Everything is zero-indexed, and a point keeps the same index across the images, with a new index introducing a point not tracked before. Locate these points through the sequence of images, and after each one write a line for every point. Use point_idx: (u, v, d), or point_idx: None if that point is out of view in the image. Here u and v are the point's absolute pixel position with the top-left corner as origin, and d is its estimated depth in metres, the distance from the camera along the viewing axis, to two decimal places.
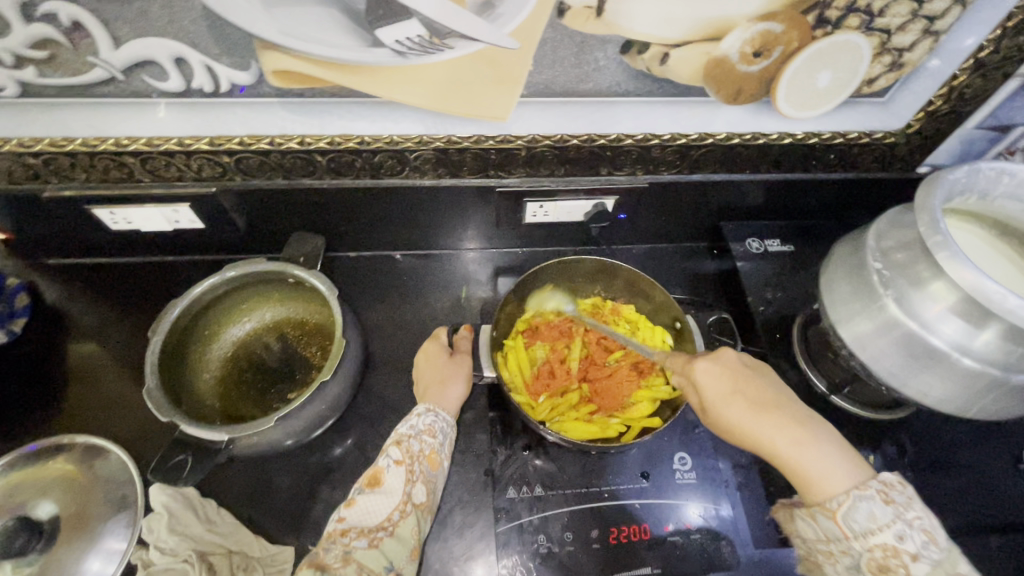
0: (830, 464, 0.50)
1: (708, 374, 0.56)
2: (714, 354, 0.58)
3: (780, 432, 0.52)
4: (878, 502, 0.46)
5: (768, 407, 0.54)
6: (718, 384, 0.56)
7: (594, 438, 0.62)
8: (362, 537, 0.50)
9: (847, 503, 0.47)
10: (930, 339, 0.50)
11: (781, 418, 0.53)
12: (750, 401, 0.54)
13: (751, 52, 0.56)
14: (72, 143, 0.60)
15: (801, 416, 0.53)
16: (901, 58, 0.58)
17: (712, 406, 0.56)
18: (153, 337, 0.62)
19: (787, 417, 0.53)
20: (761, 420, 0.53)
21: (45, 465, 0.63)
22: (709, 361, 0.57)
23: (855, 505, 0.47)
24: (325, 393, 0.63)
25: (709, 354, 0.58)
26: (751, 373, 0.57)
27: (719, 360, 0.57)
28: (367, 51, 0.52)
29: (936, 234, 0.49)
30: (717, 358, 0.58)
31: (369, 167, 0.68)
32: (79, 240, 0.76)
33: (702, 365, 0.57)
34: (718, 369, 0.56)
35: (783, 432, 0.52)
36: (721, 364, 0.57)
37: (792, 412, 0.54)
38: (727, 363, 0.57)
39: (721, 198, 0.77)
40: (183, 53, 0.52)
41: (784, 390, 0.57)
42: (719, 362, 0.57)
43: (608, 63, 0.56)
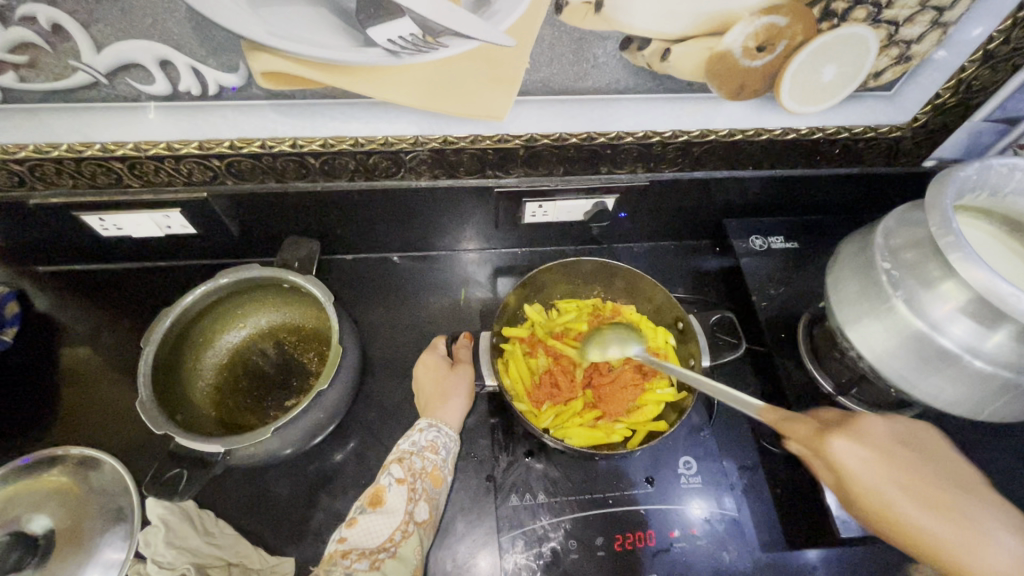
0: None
1: (858, 459, 0.44)
2: (857, 428, 0.46)
3: (970, 540, 0.41)
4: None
5: (947, 502, 0.42)
6: (876, 473, 0.43)
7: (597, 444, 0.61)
8: (363, 558, 0.49)
9: None
10: (940, 341, 0.48)
11: (965, 518, 0.41)
12: (921, 494, 0.43)
13: (755, 46, 0.54)
14: (57, 149, 0.59)
15: (990, 515, 0.42)
16: (908, 51, 0.57)
17: (874, 501, 0.43)
18: (144, 347, 0.60)
19: (975, 516, 0.42)
20: (946, 528, 0.41)
21: (38, 478, 0.62)
22: (855, 440, 0.45)
23: None
24: (323, 401, 0.62)
25: (854, 428, 0.46)
26: (912, 452, 0.45)
27: (868, 436, 0.45)
28: (359, 51, 0.51)
29: (948, 234, 0.47)
30: (867, 435, 0.45)
31: (364, 168, 0.66)
32: (69, 246, 0.74)
33: (850, 448, 0.44)
34: (872, 450, 0.44)
35: (974, 540, 0.40)
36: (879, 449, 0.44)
37: (977, 507, 0.42)
38: (877, 441, 0.45)
39: (723, 195, 0.76)
40: (168, 55, 0.50)
41: (952, 467, 0.45)
42: (870, 441, 0.45)
43: (608, 59, 0.55)
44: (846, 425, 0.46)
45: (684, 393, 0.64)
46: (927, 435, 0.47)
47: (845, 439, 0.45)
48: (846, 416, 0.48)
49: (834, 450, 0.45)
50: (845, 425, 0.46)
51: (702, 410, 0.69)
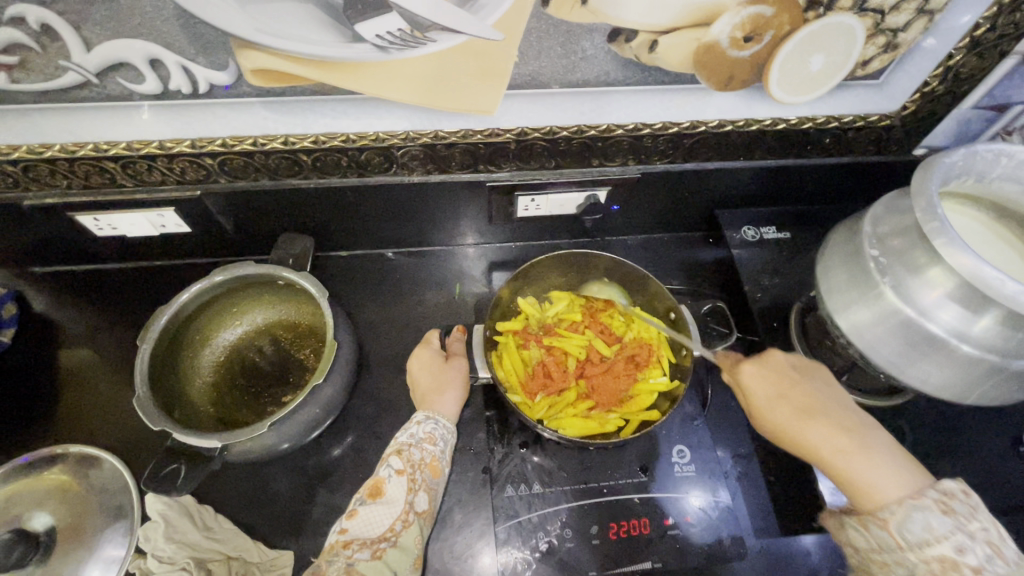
0: (885, 471, 0.48)
1: (755, 376, 0.58)
2: (764, 358, 0.59)
3: (837, 436, 0.51)
4: (935, 513, 0.43)
5: (822, 412, 0.54)
6: (765, 384, 0.57)
7: (593, 434, 0.62)
8: (365, 548, 0.49)
9: (897, 510, 0.45)
10: (928, 326, 0.49)
11: (832, 423, 0.53)
12: (800, 402, 0.55)
13: (742, 36, 0.55)
14: (50, 150, 0.59)
15: (865, 429, 0.52)
16: (895, 39, 0.57)
17: (759, 407, 0.57)
18: (141, 345, 0.60)
19: (840, 422, 0.53)
20: (814, 426, 0.53)
21: (39, 476, 0.63)
22: (757, 364, 0.58)
23: (910, 515, 0.44)
24: (319, 395, 0.62)
25: (763, 357, 0.59)
26: (804, 379, 0.57)
27: (772, 364, 0.58)
28: (348, 47, 0.51)
29: (933, 220, 0.48)
30: (770, 361, 0.59)
31: (356, 165, 0.67)
32: (65, 247, 0.75)
33: (751, 367, 0.58)
34: (768, 372, 0.58)
35: (832, 437, 0.51)
36: (769, 371, 0.58)
37: (853, 422, 0.53)
38: (776, 368, 0.58)
39: (715, 186, 0.76)
40: (158, 54, 0.50)
41: (842, 399, 0.56)
42: (769, 365, 0.58)
43: (596, 52, 0.55)
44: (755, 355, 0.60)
45: (678, 382, 0.64)
46: (830, 379, 0.58)
47: (749, 361, 0.59)
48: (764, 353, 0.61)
49: (740, 369, 0.58)
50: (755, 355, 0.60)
51: (696, 400, 0.70)
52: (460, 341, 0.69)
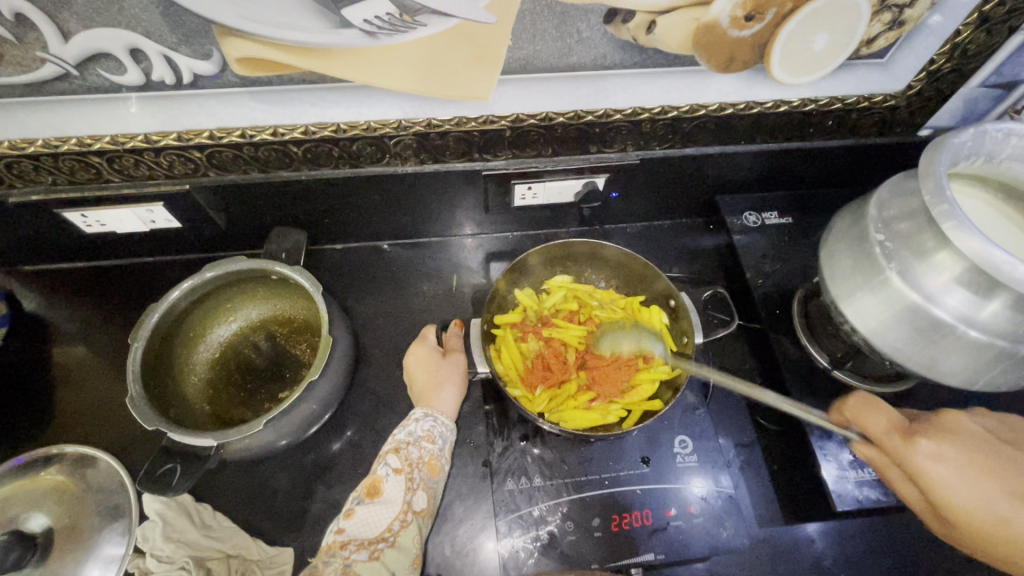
0: None
1: (944, 464, 0.47)
2: (936, 433, 0.48)
3: None
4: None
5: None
6: (966, 472, 0.46)
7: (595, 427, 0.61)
8: (362, 549, 0.49)
9: None
10: (935, 312, 0.48)
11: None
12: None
13: (743, 15, 0.53)
14: (32, 145, 0.57)
15: None
16: (901, 15, 0.55)
17: (976, 509, 0.45)
18: (133, 344, 0.59)
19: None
20: None
21: (35, 477, 0.62)
22: (939, 444, 0.47)
23: None
24: (316, 391, 0.62)
25: (932, 432, 0.49)
26: (999, 446, 0.48)
27: (954, 439, 0.48)
28: (335, 34, 0.49)
29: (941, 203, 0.46)
30: (948, 437, 0.48)
31: (348, 155, 0.65)
32: (53, 244, 0.73)
33: (937, 452, 0.47)
34: (961, 454, 0.47)
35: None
36: (958, 453, 0.47)
37: None
38: (965, 444, 0.48)
39: (716, 170, 0.74)
40: (138, 43, 0.48)
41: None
42: (953, 443, 0.47)
43: (592, 34, 0.53)
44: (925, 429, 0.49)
45: (680, 371, 0.64)
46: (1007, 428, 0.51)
47: (927, 444, 0.48)
48: (925, 420, 0.50)
49: (918, 457, 0.47)
50: (922, 430, 0.49)
51: (699, 390, 0.69)
52: (457, 337, 0.68)
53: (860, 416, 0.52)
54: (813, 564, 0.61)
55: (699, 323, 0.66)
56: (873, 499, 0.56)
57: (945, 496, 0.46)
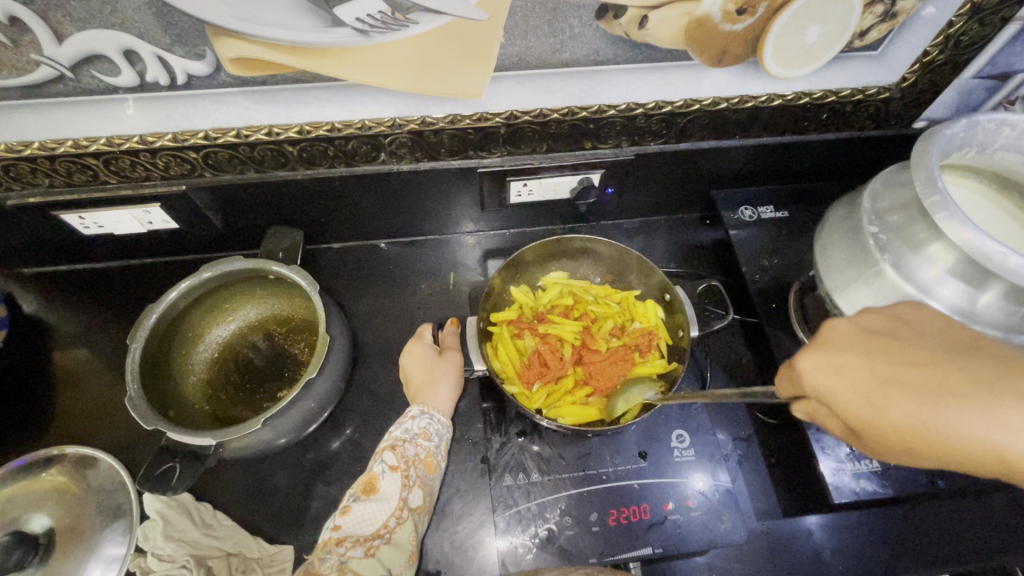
0: None
1: (828, 369, 0.42)
2: (820, 340, 0.44)
3: (1000, 418, 0.37)
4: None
5: (958, 379, 0.39)
6: (855, 374, 0.41)
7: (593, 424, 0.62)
8: (358, 546, 0.49)
9: None
10: (929, 303, 0.48)
11: (982, 388, 0.38)
12: (929, 378, 0.40)
13: (734, 10, 0.53)
14: (29, 148, 0.57)
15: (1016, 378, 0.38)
16: (893, 7, 0.55)
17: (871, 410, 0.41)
18: (132, 344, 0.59)
19: (982, 375, 0.39)
20: (959, 410, 0.38)
21: (37, 478, 0.62)
22: (820, 354, 0.43)
23: None
24: (315, 389, 0.62)
25: (821, 342, 0.44)
26: (896, 336, 0.43)
27: (844, 342, 0.43)
28: (328, 32, 0.49)
29: (934, 194, 0.46)
30: (838, 339, 0.43)
31: (343, 154, 0.65)
32: (52, 246, 0.73)
33: (819, 360, 0.43)
34: (846, 356, 0.42)
35: (988, 406, 0.37)
36: (842, 353, 0.43)
37: (993, 373, 0.39)
38: (845, 347, 0.43)
39: (712, 165, 0.74)
40: (132, 45, 0.49)
41: (948, 333, 0.43)
42: (838, 348, 0.43)
43: (584, 30, 0.53)
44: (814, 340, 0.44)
45: (675, 364, 0.64)
46: (921, 310, 0.45)
47: (809, 356, 0.43)
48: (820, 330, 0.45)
49: (803, 369, 0.43)
50: (813, 342, 0.44)
51: (695, 385, 0.70)
52: (452, 334, 0.68)
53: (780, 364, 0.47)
54: (812, 556, 0.61)
55: (695, 316, 0.66)
56: (870, 491, 0.56)
57: (837, 403, 0.42)
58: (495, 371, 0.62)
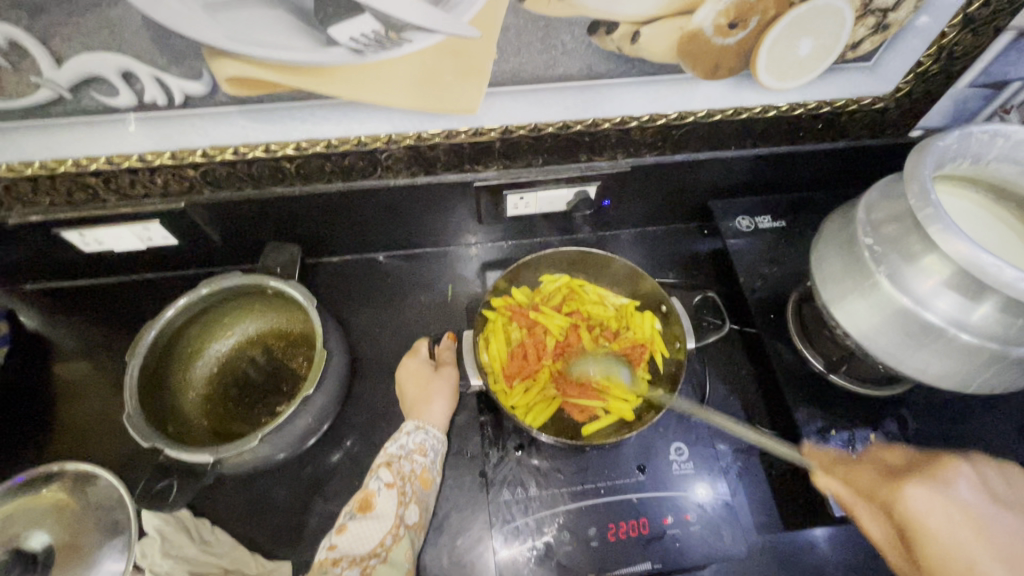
0: None
1: (935, 508, 0.44)
2: (940, 478, 0.47)
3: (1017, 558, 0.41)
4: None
5: (1011, 552, 0.41)
6: (953, 521, 0.43)
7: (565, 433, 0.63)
8: (353, 565, 0.49)
9: None
10: (925, 316, 0.48)
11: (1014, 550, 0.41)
12: (993, 543, 0.42)
13: (726, 23, 0.53)
14: (30, 167, 0.58)
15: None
16: (885, 19, 0.55)
17: (943, 552, 0.43)
18: (130, 361, 0.60)
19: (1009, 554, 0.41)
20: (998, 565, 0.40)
21: (36, 495, 0.63)
22: (926, 485, 0.46)
23: None
24: (312, 405, 0.62)
25: (928, 475, 0.47)
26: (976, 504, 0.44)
27: (952, 482, 0.46)
28: (323, 52, 0.50)
29: (927, 207, 0.46)
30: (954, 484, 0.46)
31: (340, 169, 0.66)
32: (54, 263, 0.74)
33: (917, 493, 0.46)
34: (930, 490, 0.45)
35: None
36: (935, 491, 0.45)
37: None
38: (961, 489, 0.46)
39: (708, 176, 0.75)
40: (130, 66, 0.49)
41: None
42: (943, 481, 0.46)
43: (576, 45, 0.54)
44: (890, 487, 0.48)
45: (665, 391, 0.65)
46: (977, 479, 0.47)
47: (919, 485, 0.46)
48: (930, 466, 0.49)
49: (908, 502, 0.46)
50: (893, 481, 0.48)
51: (693, 397, 0.70)
52: (449, 350, 0.68)
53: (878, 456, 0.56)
54: (815, 570, 0.60)
55: (691, 328, 0.66)
56: None
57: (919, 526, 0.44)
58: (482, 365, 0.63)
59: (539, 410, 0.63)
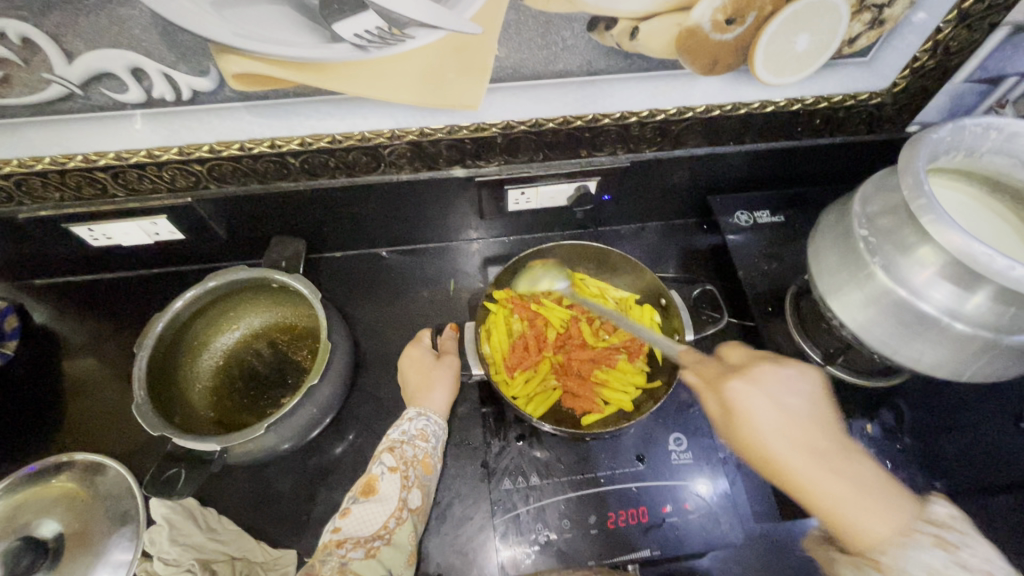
0: (861, 508, 0.44)
1: (754, 406, 0.49)
2: (757, 376, 0.51)
3: (838, 469, 0.46)
4: (931, 548, 0.41)
5: (836, 454, 0.47)
6: (765, 415, 0.49)
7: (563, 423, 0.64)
8: (358, 547, 0.50)
9: (895, 553, 0.42)
10: (920, 305, 0.48)
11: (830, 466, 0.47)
12: (820, 432, 0.49)
13: (723, 19, 0.54)
14: (40, 163, 0.59)
15: (860, 476, 0.46)
16: (880, 15, 0.56)
17: (750, 441, 0.49)
18: (138, 354, 0.61)
19: (824, 446, 0.48)
20: (831, 478, 0.46)
21: (46, 485, 0.64)
22: (749, 384, 0.50)
23: (909, 552, 0.42)
24: (316, 396, 0.63)
25: (753, 371, 0.51)
26: (809, 421, 0.49)
27: (764, 388, 0.50)
28: (327, 48, 0.51)
29: (920, 198, 0.47)
30: (760, 382, 0.50)
31: (344, 165, 0.67)
32: (62, 258, 0.75)
33: (740, 389, 0.50)
34: (759, 393, 0.50)
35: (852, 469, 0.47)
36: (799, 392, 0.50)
37: (862, 473, 0.46)
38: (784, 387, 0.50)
39: (707, 171, 0.75)
40: (140, 63, 0.50)
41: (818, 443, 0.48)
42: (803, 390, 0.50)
43: (576, 41, 0.54)
44: (750, 368, 0.52)
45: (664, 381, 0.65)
46: (796, 380, 0.51)
47: (771, 375, 0.51)
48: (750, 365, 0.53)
49: (734, 399, 0.50)
50: (742, 367, 0.52)
51: None
52: (452, 339, 0.69)
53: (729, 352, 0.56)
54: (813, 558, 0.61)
55: (690, 320, 0.66)
56: None
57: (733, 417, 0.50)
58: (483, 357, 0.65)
59: (536, 398, 0.64)
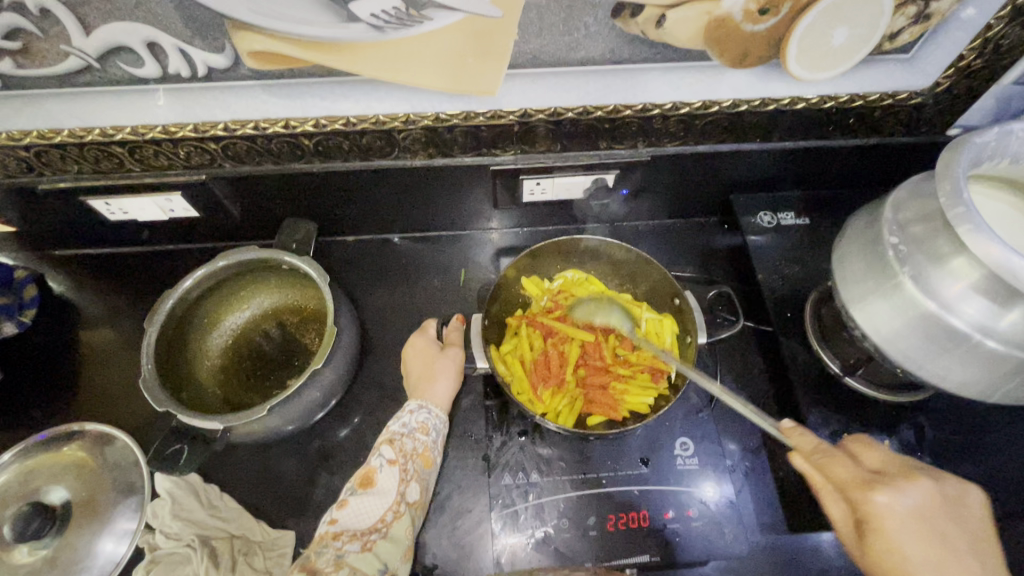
0: None
1: (901, 518, 0.43)
2: (900, 485, 0.45)
3: None
4: None
5: None
6: (913, 537, 0.43)
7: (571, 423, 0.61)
8: (354, 540, 0.50)
9: None
10: (950, 320, 0.46)
11: None
12: None
13: (756, 9, 0.51)
14: (59, 135, 0.60)
15: None
16: (927, 8, 0.53)
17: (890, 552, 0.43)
18: (147, 329, 0.61)
19: None
20: None
21: (56, 452, 0.65)
22: (895, 496, 0.44)
23: None
24: (320, 379, 0.63)
25: (901, 480, 0.45)
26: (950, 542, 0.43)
27: (917, 500, 0.44)
28: (344, 28, 0.50)
29: (958, 205, 0.44)
30: (911, 493, 0.44)
31: (358, 148, 0.66)
32: (81, 230, 0.76)
33: (885, 500, 0.44)
34: (912, 516, 0.43)
35: None
36: (943, 514, 0.44)
37: None
38: (937, 506, 0.44)
39: (731, 169, 0.73)
40: (155, 37, 0.50)
41: None
42: (956, 516, 0.44)
43: (599, 28, 0.53)
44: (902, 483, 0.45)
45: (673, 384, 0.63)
46: (950, 493, 0.46)
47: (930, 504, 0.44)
48: (898, 476, 0.46)
49: (876, 510, 0.44)
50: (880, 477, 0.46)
51: (702, 392, 0.67)
52: (457, 331, 0.68)
53: (856, 448, 0.50)
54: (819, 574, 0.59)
55: (703, 322, 0.64)
56: None
57: (871, 527, 0.44)
58: (489, 353, 0.62)
59: (564, 410, 0.62)
